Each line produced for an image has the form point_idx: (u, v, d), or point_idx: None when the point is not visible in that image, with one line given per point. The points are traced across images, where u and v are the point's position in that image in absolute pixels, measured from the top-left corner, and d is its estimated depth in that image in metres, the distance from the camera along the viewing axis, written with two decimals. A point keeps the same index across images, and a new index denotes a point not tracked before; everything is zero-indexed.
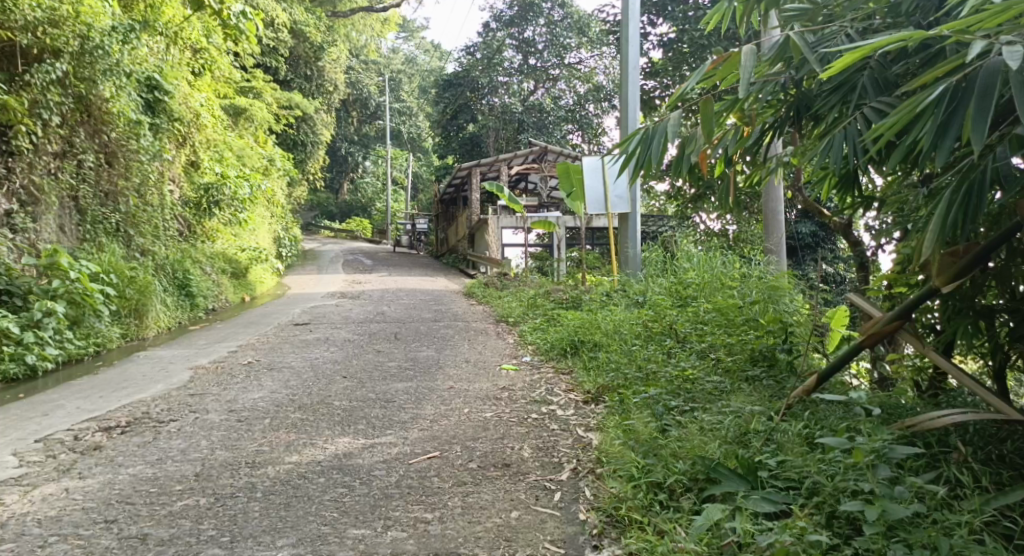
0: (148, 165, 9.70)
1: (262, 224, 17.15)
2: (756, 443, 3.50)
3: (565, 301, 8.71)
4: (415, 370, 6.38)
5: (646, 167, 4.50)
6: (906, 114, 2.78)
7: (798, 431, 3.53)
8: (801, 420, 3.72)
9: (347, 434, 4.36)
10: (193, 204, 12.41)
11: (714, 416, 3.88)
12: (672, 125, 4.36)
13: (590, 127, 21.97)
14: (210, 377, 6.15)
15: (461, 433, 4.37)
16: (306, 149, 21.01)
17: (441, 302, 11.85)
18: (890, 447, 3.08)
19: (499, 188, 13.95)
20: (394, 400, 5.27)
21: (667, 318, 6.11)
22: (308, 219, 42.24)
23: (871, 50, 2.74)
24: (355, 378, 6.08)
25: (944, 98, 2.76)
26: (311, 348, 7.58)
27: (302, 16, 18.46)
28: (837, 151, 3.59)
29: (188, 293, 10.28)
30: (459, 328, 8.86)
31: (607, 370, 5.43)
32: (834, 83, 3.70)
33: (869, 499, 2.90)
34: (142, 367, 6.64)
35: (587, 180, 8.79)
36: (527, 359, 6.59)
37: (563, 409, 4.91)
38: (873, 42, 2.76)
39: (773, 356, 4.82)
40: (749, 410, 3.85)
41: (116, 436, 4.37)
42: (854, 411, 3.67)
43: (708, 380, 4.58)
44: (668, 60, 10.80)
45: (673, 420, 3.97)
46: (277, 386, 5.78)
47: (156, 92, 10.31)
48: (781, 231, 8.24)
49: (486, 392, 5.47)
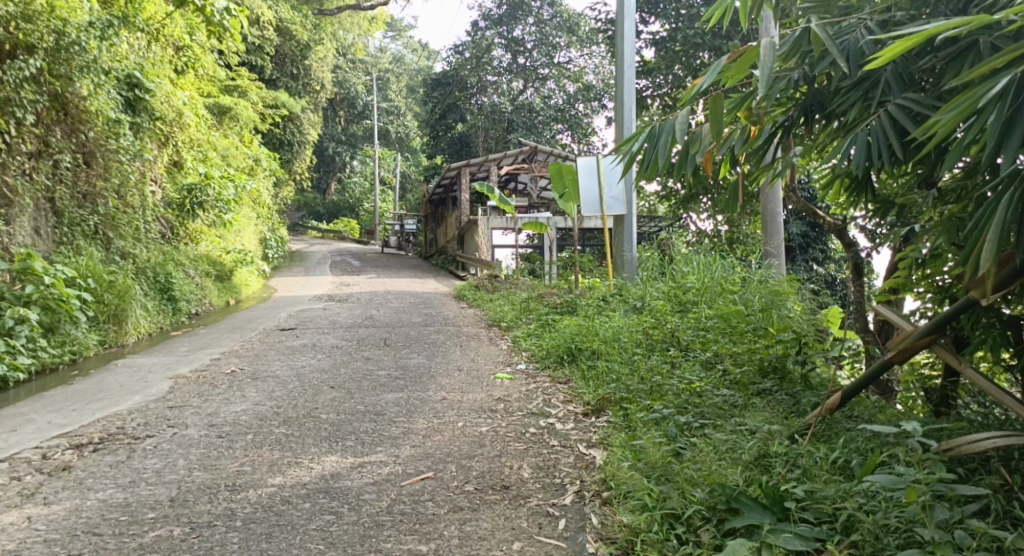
0: (128, 166, 9.41)
1: (247, 226, 16.83)
2: (779, 468, 3.28)
3: (559, 305, 8.44)
4: (406, 379, 6.12)
5: (650, 168, 4.31)
6: (966, 109, 2.57)
7: (823, 456, 3.33)
8: (831, 446, 3.48)
9: (335, 451, 4.11)
10: (176, 205, 12.01)
11: (728, 436, 3.66)
12: (680, 122, 4.16)
13: (580, 127, 21.83)
14: (191, 387, 5.88)
15: (455, 450, 4.13)
16: (293, 149, 20.68)
17: (430, 306, 11.59)
18: (946, 486, 2.86)
19: (489, 189, 13.67)
20: (385, 413, 5.01)
21: (669, 325, 5.89)
22: (295, 219, 41.76)
23: (930, 36, 2.53)
24: (343, 388, 5.81)
25: (1011, 89, 2.57)
26: (298, 356, 7.32)
27: (288, 13, 18.20)
28: (862, 150, 3.40)
29: (169, 297, 9.99)
30: (451, 332, 8.61)
31: (607, 382, 5.19)
32: (855, 79, 3.51)
33: (927, 547, 2.67)
34: (119, 377, 6.35)
35: (582, 181, 8.54)
36: (522, 366, 6.34)
37: (562, 422, 4.67)
38: (931, 28, 2.54)
39: (784, 368, 4.59)
40: (766, 429, 3.63)
41: (87, 455, 4.10)
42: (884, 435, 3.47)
43: (717, 394, 4.35)
44: (661, 58, 10.60)
45: (687, 441, 3.73)
46: (262, 397, 5.51)
47: (137, 90, 10.00)
48: (779, 234, 8.06)
49: (481, 403, 5.22)
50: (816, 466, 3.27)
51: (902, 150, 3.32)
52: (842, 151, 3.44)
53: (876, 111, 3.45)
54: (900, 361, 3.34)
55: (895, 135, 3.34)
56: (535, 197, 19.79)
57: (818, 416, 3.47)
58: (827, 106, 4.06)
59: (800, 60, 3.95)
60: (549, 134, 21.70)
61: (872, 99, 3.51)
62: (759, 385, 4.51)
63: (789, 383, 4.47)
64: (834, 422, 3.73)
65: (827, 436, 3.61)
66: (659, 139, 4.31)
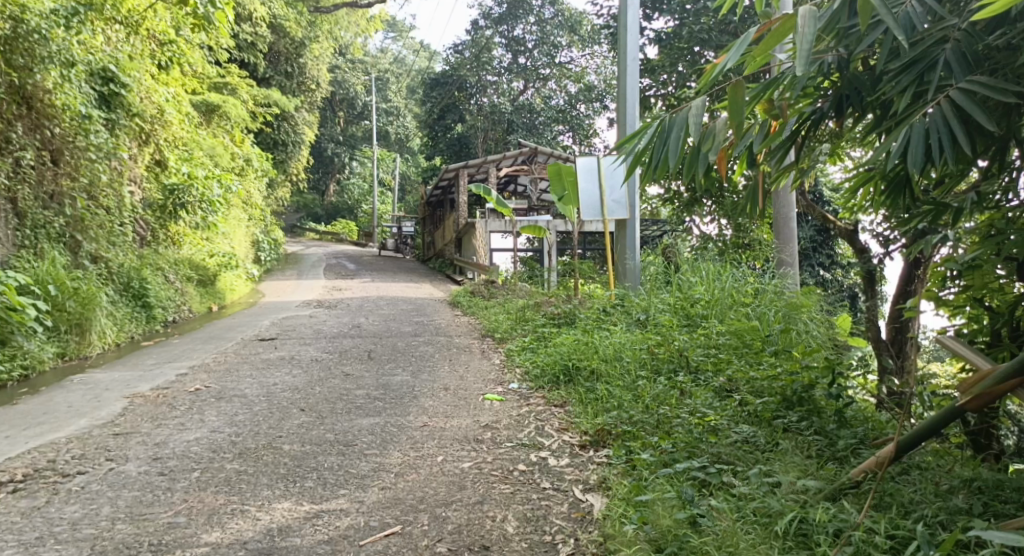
0: (100, 165, 8.87)
1: (236, 228, 16.22)
2: (827, 546, 2.75)
3: (557, 315, 7.78)
4: (385, 400, 5.53)
5: (660, 168, 3.75)
6: None
7: (881, 529, 2.79)
8: (889, 516, 2.93)
9: (289, 496, 3.54)
10: (157, 206, 11.47)
11: (755, 492, 3.14)
12: (695, 113, 3.61)
13: (581, 128, 21.28)
14: (146, 409, 5.31)
15: (430, 495, 3.55)
16: (287, 149, 20.02)
17: (422, 313, 10.98)
18: None
19: (487, 191, 13.01)
20: (355, 444, 4.44)
21: (677, 344, 5.37)
22: (292, 221, 41.00)
23: None
24: (314, 411, 5.24)
25: None
26: (272, 371, 6.74)
27: (282, 9, 17.71)
28: (917, 144, 2.88)
29: (144, 303, 9.42)
30: (441, 344, 8.03)
31: (607, 409, 4.62)
32: (907, 60, 2.96)
33: None
34: (70, 395, 5.77)
35: (582, 182, 7.95)
36: (514, 386, 5.75)
37: (556, 457, 4.11)
38: None
39: (811, 398, 4.02)
40: (803, 484, 3.10)
41: (2, 497, 3.54)
42: (953, 505, 2.95)
43: (736, 431, 3.80)
44: (665, 55, 10.01)
45: (707, 498, 3.16)
46: (221, 423, 4.91)
47: (112, 84, 9.43)
48: (794, 241, 7.50)
49: (466, 432, 4.64)
50: (873, 545, 2.73)
51: (968, 143, 2.80)
52: (895, 147, 2.91)
53: (934, 97, 2.92)
54: (974, 410, 2.67)
55: (960, 125, 2.81)
56: (536, 199, 19.22)
57: (865, 470, 2.86)
58: (864, 96, 3.59)
59: (837, 40, 3.47)
60: (550, 136, 20.99)
61: (928, 83, 2.96)
62: (783, 418, 3.96)
63: (817, 415, 3.92)
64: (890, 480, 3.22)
65: (881, 494, 3.08)
66: (669, 133, 3.76)
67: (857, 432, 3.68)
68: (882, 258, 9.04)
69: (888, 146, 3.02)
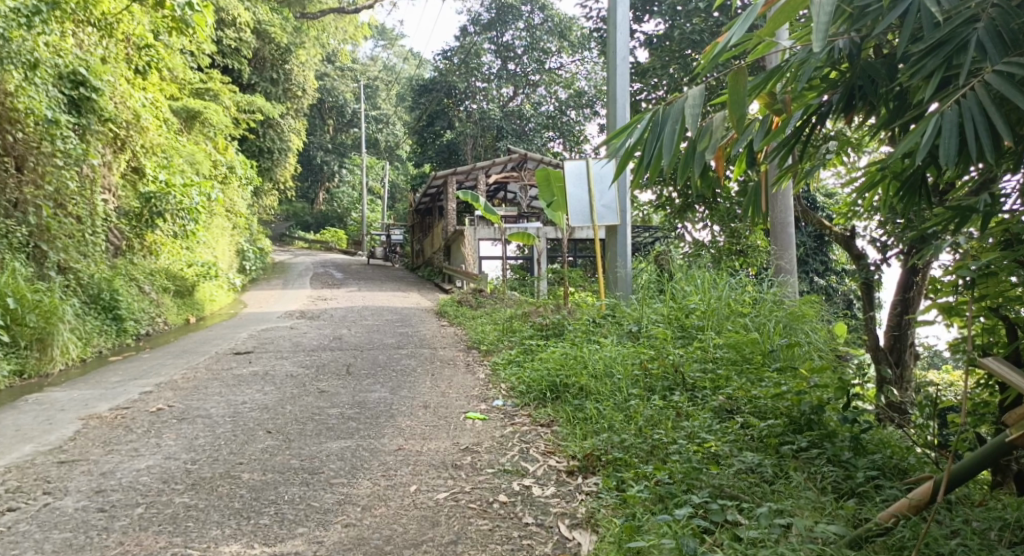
0: (67, 171, 8.48)
1: (219, 237, 15.78)
2: None
3: (544, 326, 7.39)
4: (360, 420, 5.15)
5: (652, 165, 3.41)
6: None
7: None
8: None
9: (241, 536, 3.23)
10: (133, 215, 11.03)
11: (765, 538, 2.81)
12: (692, 104, 3.27)
13: (571, 135, 20.98)
14: (100, 433, 4.91)
15: (398, 534, 3.24)
16: (273, 157, 19.53)
17: (407, 324, 10.60)
18: None
19: (475, 198, 12.62)
20: (321, 472, 4.06)
21: (671, 358, 5.01)
22: (281, 230, 40.41)
23: None
24: (281, 433, 4.85)
25: None
26: (242, 388, 6.34)
27: (267, 15, 17.45)
28: (949, 134, 2.55)
29: (114, 316, 9.04)
30: (424, 357, 7.66)
31: (596, 431, 4.27)
32: (933, 41, 2.64)
33: None
34: (21, 418, 5.36)
35: (570, 187, 7.56)
36: (499, 402, 5.38)
37: (541, 486, 3.75)
38: None
39: (822, 422, 3.68)
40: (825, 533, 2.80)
41: None
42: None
43: (738, 460, 3.46)
44: (657, 57, 9.69)
45: (712, 547, 2.83)
46: (178, 448, 4.51)
47: (83, 88, 9.03)
48: (792, 247, 7.17)
49: (443, 457, 4.26)
50: None
51: (1006, 130, 2.49)
52: (924, 142, 2.57)
53: (965, 83, 2.60)
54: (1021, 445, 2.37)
55: (997, 112, 2.50)
56: (526, 206, 18.89)
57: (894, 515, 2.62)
58: (878, 85, 3.27)
59: (849, 24, 3.16)
60: (540, 142, 20.66)
61: (956, 67, 2.64)
62: (791, 443, 3.62)
63: (830, 442, 3.58)
64: (919, 521, 2.91)
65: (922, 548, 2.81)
66: (662, 127, 3.43)
67: (875, 467, 3.36)
68: (878, 264, 8.88)
69: (913, 138, 2.71)
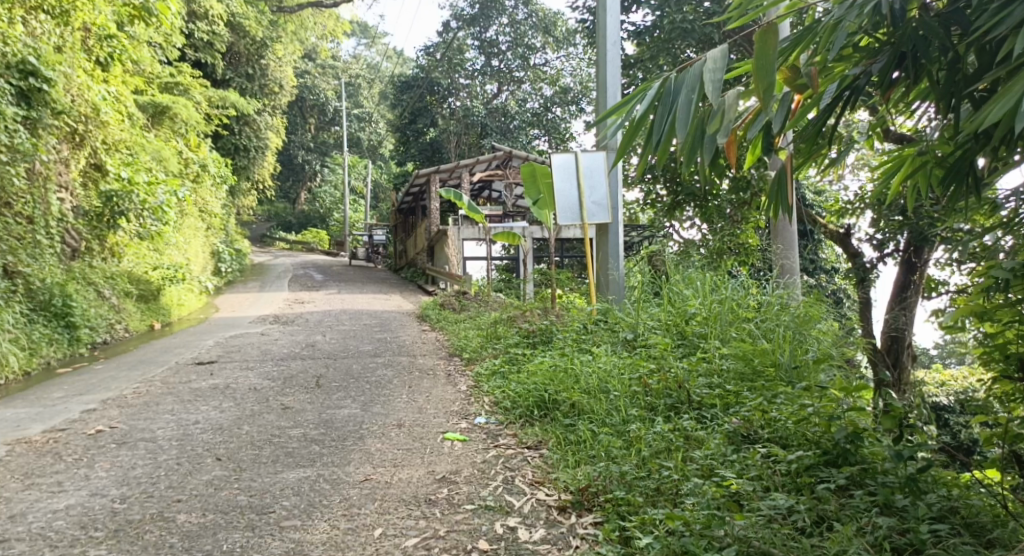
0: (13, 168, 7.75)
1: (191, 238, 15.09)
2: None
3: (531, 332, 6.82)
4: (324, 444, 4.56)
5: (663, 145, 2.97)
6: None
7: None
8: None
9: None
10: (93, 215, 10.34)
11: None
12: (712, 69, 2.84)
13: (556, 132, 20.39)
14: (24, 461, 4.32)
15: None
16: (250, 155, 18.68)
17: (386, 329, 9.98)
18: None
19: (458, 196, 12.00)
20: (272, 512, 3.47)
21: (674, 373, 4.46)
22: (261, 231, 39.40)
23: None
24: (233, 460, 4.26)
25: None
26: (198, 404, 5.72)
27: (241, 7, 16.70)
28: None
29: (67, 323, 8.43)
30: (401, 365, 7.08)
31: (593, 460, 3.72)
32: None
33: None
34: None
35: (557, 182, 6.98)
36: (481, 420, 4.80)
37: (530, 527, 3.23)
38: None
39: (860, 454, 3.32)
40: None
41: None
42: None
43: (767, 505, 3.06)
44: (646, 48, 9.14)
45: None
46: (109, 481, 3.91)
47: (33, 79, 8.30)
48: (795, 249, 6.65)
49: (415, 490, 3.67)
50: None
51: None
52: None
53: None
54: None
55: None
56: (510, 205, 18.30)
57: None
58: (930, 48, 2.76)
59: None
60: (525, 140, 20.05)
61: None
62: (827, 481, 3.23)
63: (873, 479, 3.20)
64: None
65: None
66: (675, 98, 2.98)
67: (931, 511, 2.98)
68: (874, 264, 8.68)
69: (1001, 98, 2.44)
